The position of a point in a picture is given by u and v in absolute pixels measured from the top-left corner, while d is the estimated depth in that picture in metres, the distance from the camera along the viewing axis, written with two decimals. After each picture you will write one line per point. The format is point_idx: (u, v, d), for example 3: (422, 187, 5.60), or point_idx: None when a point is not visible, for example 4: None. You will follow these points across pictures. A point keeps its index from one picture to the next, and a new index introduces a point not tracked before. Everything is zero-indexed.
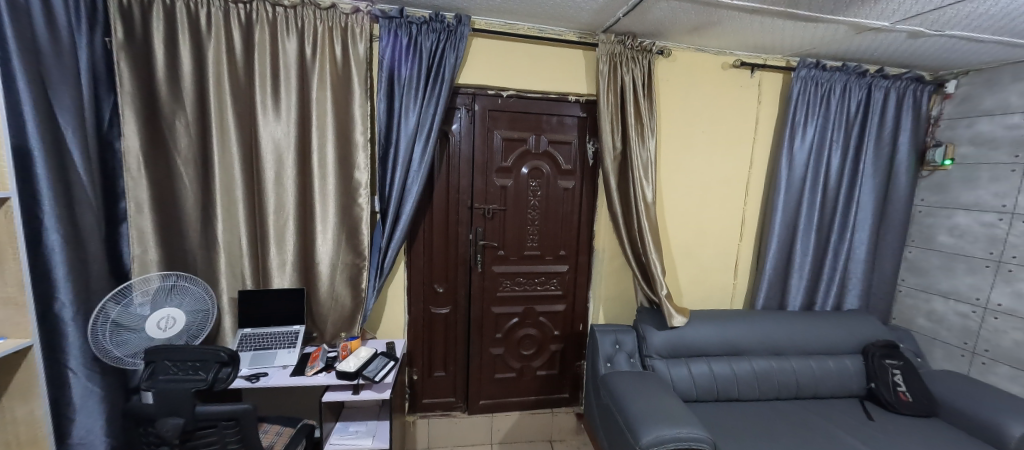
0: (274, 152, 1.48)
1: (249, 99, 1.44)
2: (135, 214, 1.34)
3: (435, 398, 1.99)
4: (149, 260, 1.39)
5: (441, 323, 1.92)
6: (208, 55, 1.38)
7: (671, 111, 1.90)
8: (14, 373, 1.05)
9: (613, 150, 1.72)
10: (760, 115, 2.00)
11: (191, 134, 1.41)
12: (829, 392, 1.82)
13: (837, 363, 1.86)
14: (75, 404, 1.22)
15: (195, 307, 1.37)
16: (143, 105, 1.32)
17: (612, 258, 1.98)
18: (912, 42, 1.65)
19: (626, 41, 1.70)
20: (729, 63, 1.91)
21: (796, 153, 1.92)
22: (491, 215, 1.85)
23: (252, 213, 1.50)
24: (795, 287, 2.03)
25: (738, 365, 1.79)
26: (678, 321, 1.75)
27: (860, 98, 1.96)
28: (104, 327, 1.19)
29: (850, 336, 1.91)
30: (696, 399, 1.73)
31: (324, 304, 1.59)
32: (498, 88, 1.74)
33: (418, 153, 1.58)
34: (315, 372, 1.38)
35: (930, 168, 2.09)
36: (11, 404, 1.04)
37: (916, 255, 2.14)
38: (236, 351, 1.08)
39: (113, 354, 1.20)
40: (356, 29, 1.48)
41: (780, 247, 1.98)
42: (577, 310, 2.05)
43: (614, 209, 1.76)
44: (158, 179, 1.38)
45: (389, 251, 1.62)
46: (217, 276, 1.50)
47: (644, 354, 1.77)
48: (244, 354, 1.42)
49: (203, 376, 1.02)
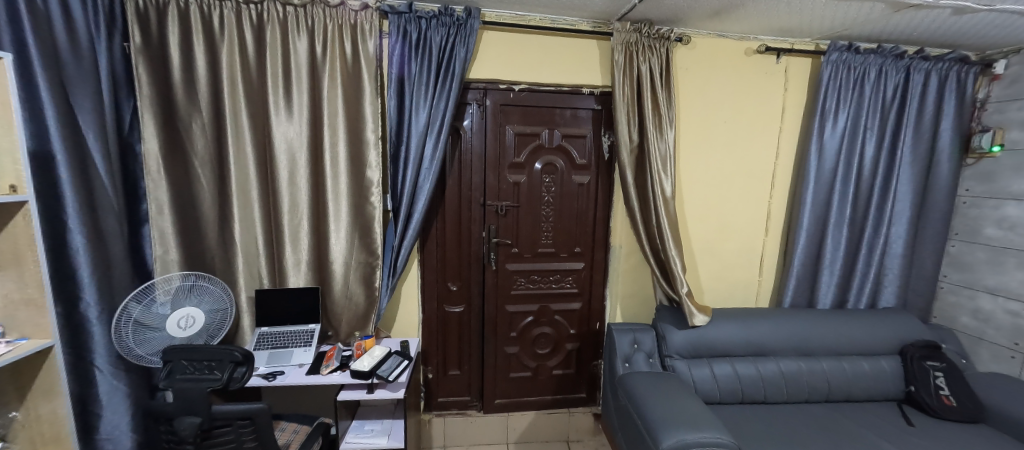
0: (287, 152, 1.48)
1: (262, 100, 1.45)
2: (155, 215, 1.38)
3: (450, 397, 1.98)
4: (169, 260, 1.43)
5: (454, 323, 1.91)
6: (221, 58, 1.39)
7: (690, 100, 1.82)
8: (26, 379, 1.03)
9: (630, 142, 1.66)
10: (788, 102, 1.90)
11: (207, 135, 1.42)
12: (865, 395, 1.73)
13: (873, 365, 1.75)
14: (102, 401, 1.25)
15: (213, 306, 1.39)
16: (160, 109, 1.35)
17: (628, 255, 1.91)
18: (956, 20, 1.52)
19: (642, 29, 1.63)
20: (752, 49, 1.82)
21: (827, 140, 1.81)
22: (504, 212, 1.82)
23: (268, 214, 1.51)
24: (825, 284, 1.93)
25: (764, 366, 1.71)
26: (700, 320, 1.68)
27: (897, 83, 1.84)
28: (126, 326, 1.21)
29: (886, 335, 1.80)
30: (719, 401, 1.67)
31: (339, 304, 1.60)
32: (509, 82, 1.70)
33: (429, 150, 1.56)
34: (330, 371, 1.38)
35: (976, 155, 1.94)
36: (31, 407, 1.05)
37: (960, 249, 2.00)
38: (250, 351, 1.07)
39: (135, 353, 1.22)
40: (365, 26, 1.46)
41: (809, 243, 1.88)
42: (593, 309, 2.00)
43: (632, 205, 1.70)
44: (177, 181, 1.40)
45: (401, 250, 1.61)
46: (235, 276, 1.53)
47: (663, 354, 1.71)
48: (260, 353, 1.43)
49: (218, 376, 1.02)
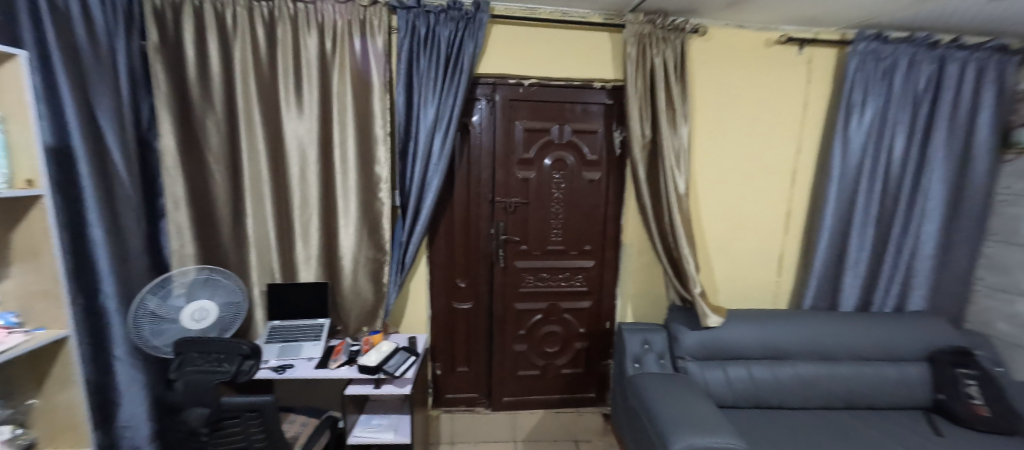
0: (298, 149, 1.50)
1: (274, 97, 1.46)
2: (172, 210, 1.42)
3: (458, 393, 1.98)
4: (186, 254, 1.46)
5: (463, 320, 1.90)
6: (234, 55, 1.40)
7: (706, 94, 1.76)
8: (46, 368, 1.07)
9: (642, 138, 1.61)
10: (810, 95, 1.81)
11: (221, 132, 1.44)
12: (890, 403, 1.65)
13: (899, 372, 1.67)
14: (120, 390, 1.29)
15: (226, 299, 1.42)
16: (177, 105, 1.38)
17: (639, 254, 1.87)
18: (997, 5, 1.42)
19: (656, 21, 1.58)
20: (773, 39, 1.75)
21: (852, 135, 1.73)
22: (513, 209, 1.80)
23: (279, 210, 1.53)
24: (849, 285, 1.84)
25: (781, 370, 1.65)
26: (714, 321, 1.62)
27: (930, 73, 1.73)
28: (142, 317, 1.25)
29: (914, 340, 1.71)
30: (733, 405, 1.62)
31: (348, 299, 1.61)
32: (518, 77, 1.68)
33: (438, 145, 1.55)
34: (338, 366, 1.39)
35: (1016, 151, 1.81)
36: (49, 396, 1.07)
37: (997, 251, 1.88)
38: (258, 345, 1.09)
39: (151, 344, 1.26)
40: (374, 21, 1.46)
41: (831, 242, 1.81)
42: (603, 308, 1.96)
43: (643, 202, 1.66)
44: (193, 176, 1.43)
45: (410, 246, 1.61)
46: (248, 270, 1.55)
47: (675, 355, 1.66)
48: (271, 346, 1.44)
49: (226, 368, 1.03)
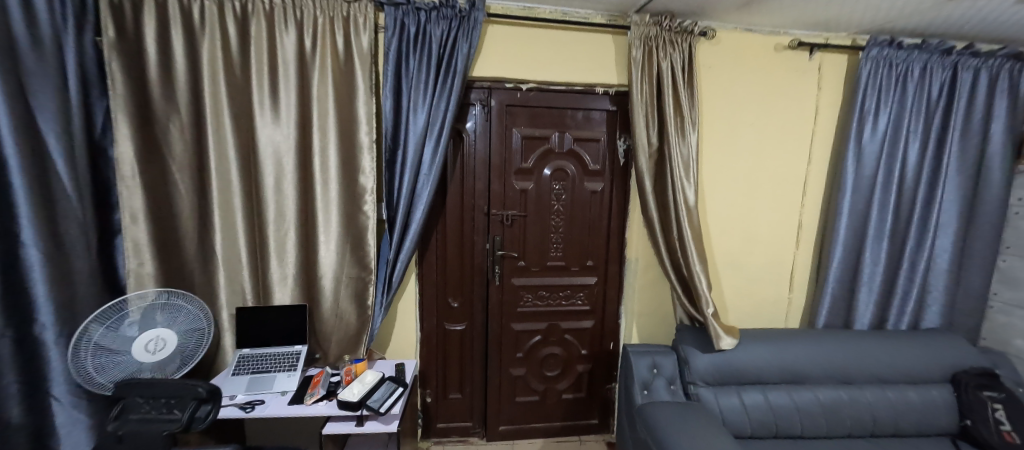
0: (273, 157, 1.36)
1: (247, 100, 1.33)
2: (129, 225, 1.26)
3: (451, 422, 1.83)
4: (144, 274, 1.29)
5: (456, 342, 1.76)
6: (202, 53, 1.27)
7: (714, 100, 1.66)
8: None
9: (648, 147, 1.51)
10: (821, 102, 1.73)
11: (186, 138, 1.30)
12: (914, 430, 1.54)
13: (923, 395, 1.56)
14: (60, 433, 1.13)
15: (189, 325, 1.26)
16: (136, 109, 1.23)
17: (645, 269, 1.75)
18: (1018, 9, 1.36)
19: (663, 22, 1.48)
20: (783, 44, 1.67)
21: (866, 145, 1.64)
22: (510, 222, 1.67)
23: (252, 224, 1.38)
24: (863, 302, 1.75)
25: (799, 395, 1.53)
26: (727, 344, 1.51)
27: (944, 80, 1.67)
28: (85, 349, 1.08)
29: (935, 361, 1.61)
30: (750, 435, 1.49)
31: (328, 322, 1.46)
32: (515, 81, 1.57)
33: (429, 154, 1.43)
34: (315, 401, 1.23)
35: None
36: None
37: (1013, 264, 1.77)
38: (216, 386, 0.93)
39: (95, 381, 1.08)
40: (359, 19, 1.34)
41: (845, 256, 1.71)
42: (606, 327, 1.84)
43: (650, 215, 1.54)
44: (154, 187, 1.28)
45: (397, 264, 1.47)
46: (216, 291, 1.40)
47: (686, 380, 1.54)
48: (239, 378, 1.28)
49: (178, 416, 0.89)
